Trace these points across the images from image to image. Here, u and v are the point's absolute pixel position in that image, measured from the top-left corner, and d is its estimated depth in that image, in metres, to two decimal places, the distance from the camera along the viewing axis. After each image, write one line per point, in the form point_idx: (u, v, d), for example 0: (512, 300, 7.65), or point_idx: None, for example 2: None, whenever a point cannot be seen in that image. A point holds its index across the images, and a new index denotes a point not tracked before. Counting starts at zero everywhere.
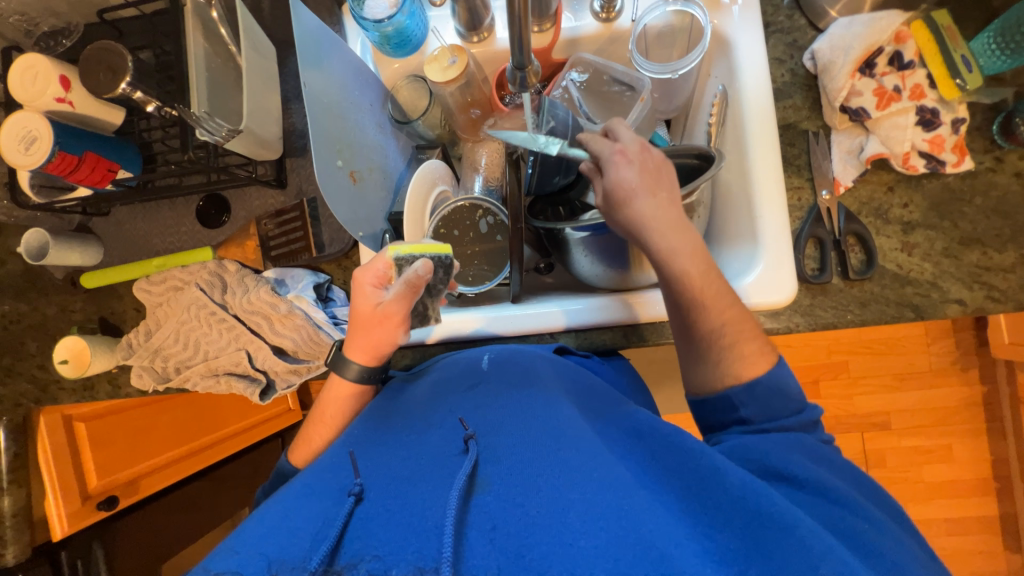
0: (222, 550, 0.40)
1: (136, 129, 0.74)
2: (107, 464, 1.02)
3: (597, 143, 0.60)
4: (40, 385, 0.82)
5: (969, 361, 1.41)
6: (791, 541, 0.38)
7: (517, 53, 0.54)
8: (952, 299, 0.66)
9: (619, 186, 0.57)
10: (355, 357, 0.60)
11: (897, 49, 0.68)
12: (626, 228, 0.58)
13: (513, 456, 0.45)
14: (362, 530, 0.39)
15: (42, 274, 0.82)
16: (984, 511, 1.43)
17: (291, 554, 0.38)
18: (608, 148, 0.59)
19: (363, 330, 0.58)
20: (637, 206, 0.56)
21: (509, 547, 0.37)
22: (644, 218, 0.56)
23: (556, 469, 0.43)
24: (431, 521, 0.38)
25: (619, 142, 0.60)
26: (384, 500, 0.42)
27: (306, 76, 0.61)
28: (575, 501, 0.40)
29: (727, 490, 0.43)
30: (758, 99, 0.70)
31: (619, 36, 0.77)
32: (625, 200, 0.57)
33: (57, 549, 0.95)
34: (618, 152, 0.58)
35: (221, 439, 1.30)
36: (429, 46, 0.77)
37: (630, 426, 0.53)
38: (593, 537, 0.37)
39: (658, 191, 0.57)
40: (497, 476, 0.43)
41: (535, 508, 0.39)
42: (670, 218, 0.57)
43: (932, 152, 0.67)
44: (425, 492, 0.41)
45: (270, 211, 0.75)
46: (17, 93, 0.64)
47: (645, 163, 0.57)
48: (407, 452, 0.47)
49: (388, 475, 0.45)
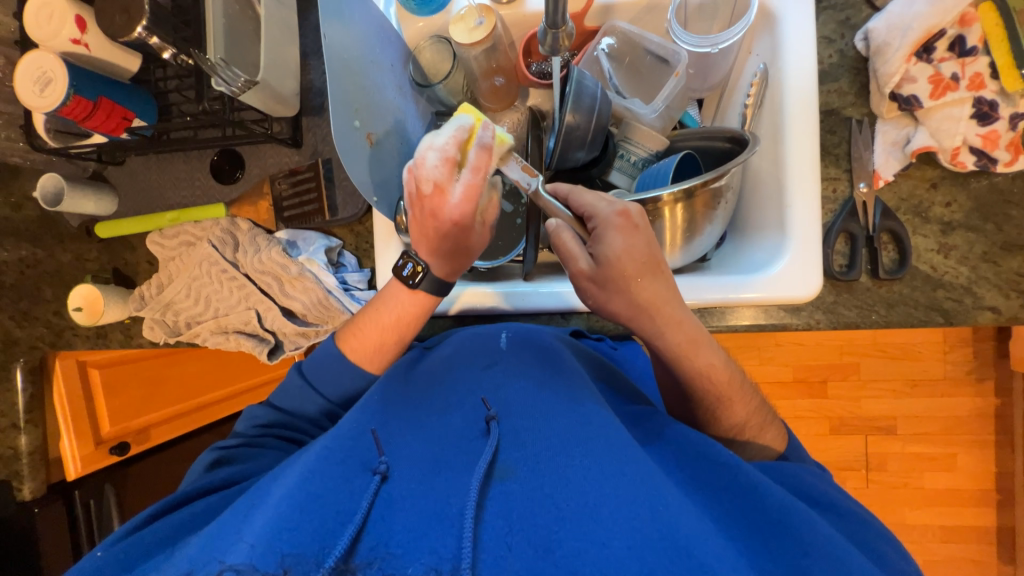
0: (232, 532, 0.38)
1: (152, 78, 0.72)
2: (119, 412, 1.08)
3: (592, 201, 0.55)
4: (55, 331, 0.84)
5: (985, 372, 1.38)
6: (817, 560, 0.39)
7: (551, 10, 0.51)
8: (985, 306, 0.63)
9: (620, 261, 0.51)
10: (436, 268, 0.59)
11: (960, 33, 0.62)
12: (629, 311, 0.53)
13: (540, 443, 0.44)
14: (387, 519, 0.39)
15: (60, 222, 0.82)
16: (981, 521, 1.43)
17: (304, 546, 0.36)
18: (605, 208, 0.54)
19: (461, 251, 0.57)
20: (642, 286, 0.52)
21: (538, 542, 0.37)
22: (652, 301, 0.53)
23: (584, 460, 0.42)
24: (455, 507, 0.39)
25: (613, 200, 0.55)
26: (409, 485, 0.42)
27: (327, 29, 0.58)
28: (606, 496, 0.40)
29: (759, 508, 0.43)
30: (802, 80, 0.66)
31: (658, 4, 0.73)
32: (624, 280, 0.52)
33: (70, 489, 0.99)
34: (618, 214, 0.53)
35: (228, 396, 1.33)
36: (456, 5, 0.73)
37: (660, 421, 0.52)
38: (624, 538, 0.37)
39: (659, 270, 0.53)
40: (522, 462, 0.42)
41: (564, 501, 0.39)
42: (671, 298, 0.54)
43: (985, 149, 0.62)
44: (449, 480, 0.41)
45: (285, 170, 0.73)
46: (31, 32, 0.62)
47: (642, 234, 0.52)
48: (431, 434, 0.47)
49: (412, 457, 0.45)
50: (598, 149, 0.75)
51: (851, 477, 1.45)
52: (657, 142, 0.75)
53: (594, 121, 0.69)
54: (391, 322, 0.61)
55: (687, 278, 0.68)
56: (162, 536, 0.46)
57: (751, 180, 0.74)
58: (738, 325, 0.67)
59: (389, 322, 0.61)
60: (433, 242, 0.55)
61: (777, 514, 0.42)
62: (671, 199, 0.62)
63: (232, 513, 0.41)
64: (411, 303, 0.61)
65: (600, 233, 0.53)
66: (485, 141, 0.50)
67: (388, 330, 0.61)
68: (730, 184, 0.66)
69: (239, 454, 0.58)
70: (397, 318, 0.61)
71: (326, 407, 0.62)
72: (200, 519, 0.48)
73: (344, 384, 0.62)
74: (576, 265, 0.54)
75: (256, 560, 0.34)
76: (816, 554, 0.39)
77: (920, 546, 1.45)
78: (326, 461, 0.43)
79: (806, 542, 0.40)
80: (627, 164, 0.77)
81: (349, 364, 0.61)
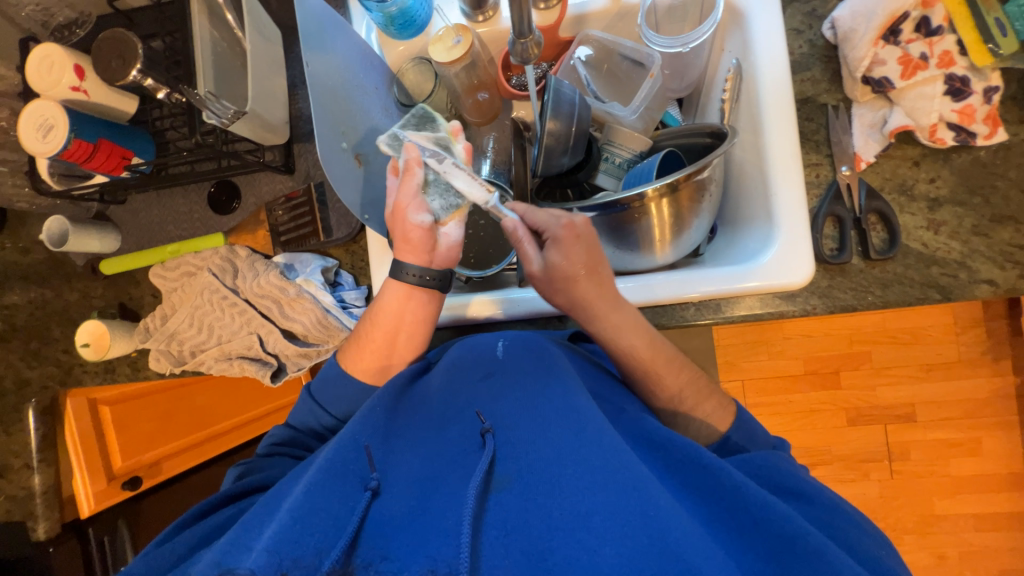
0: (236, 547, 0.38)
1: (149, 117, 0.74)
2: (129, 447, 1.09)
3: (540, 215, 0.59)
4: (64, 368, 0.85)
5: (1000, 351, 1.35)
6: (804, 556, 0.39)
7: (517, 21, 0.54)
8: (981, 279, 0.63)
9: (562, 267, 0.57)
10: (410, 259, 0.60)
11: (924, 14, 0.64)
12: (569, 307, 0.59)
13: (535, 452, 0.44)
14: (384, 531, 0.40)
15: (66, 262, 0.85)
16: (1013, 505, 1.38)
17: (303, 553, 0.37)
18: (552, 221, 0.58)
19: (408, 240, 0.59)
20: (581, 287, 0.57)
21: (532, 550, 0.38)
22: (592, 301, 0.58)
23: (577, 468, 0.42)
24: (451, 520, 0.40)
25: (562, 214, 0.59)
26: (405, 499, 0.43)
27: (309, 58, 0.61)
28: (600, 504, 0.40)
29: (749, 509, 0.42)
30: (775, 71, 0.67)
31: (628, 11, 0.75)
32: (567, 281, 0.57)
33: (84, 526, 1.01)
34: (562, 226, 0.57)
35: (239, 425, 1.34)
36: (434, 27, 0.77)
37: (645, 423, 0.52)
38: (617, 546, 0.38)
39: (599, 273, 0.58)
40: (517, 473, 0.43)
41: (558, 511, 0.40)
42: (610, 296, 0.59)
43: (962, 124, 0.63)
44: (448, 493, 0.42)
45: (280, 196, 0.75)
46: (33, 83, 0.65)
47: (583, 243, 0.57)
48: (428, 448, 0.48)
49: (408, 473, 0.45)
50: (582, 153, 0.76)
51: (873, 468, 1.41)
52: (640, 143, 0.77)
53: (575, 127, 0.71)
54: (389, 337, 0.61)
55: (679, 272, 0.68)
56: (184, 550, 0.47)
57: (736, 173, 0.75)
58: (736, 315, 0.67)
59: (387, 327, 0.61)
60: (414, 246, 0.59)
61: (771, 515, 0.41)
62: (655, 195, 0.63)
63: (239, 528, 0.41)
64: (401, 299, 0.61)
65: (549, 246, 0.58)
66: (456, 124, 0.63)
67: (393, 332, 0.61)
68: (713, 176, 0.67)
69: (258, 463, 0.59)
70: (407, 312, 0.61)
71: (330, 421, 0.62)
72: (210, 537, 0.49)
73: (349, 395, 0.62)
74: (529, 268, 0.58)
75: (256, 569, 0.35)
76: (809, 549, 0.39)
77: (953, 535, 1.40)
78: (331, 470, 0.43)
79: (800, 540, 0.40)
80: (612, 166, 0.79)
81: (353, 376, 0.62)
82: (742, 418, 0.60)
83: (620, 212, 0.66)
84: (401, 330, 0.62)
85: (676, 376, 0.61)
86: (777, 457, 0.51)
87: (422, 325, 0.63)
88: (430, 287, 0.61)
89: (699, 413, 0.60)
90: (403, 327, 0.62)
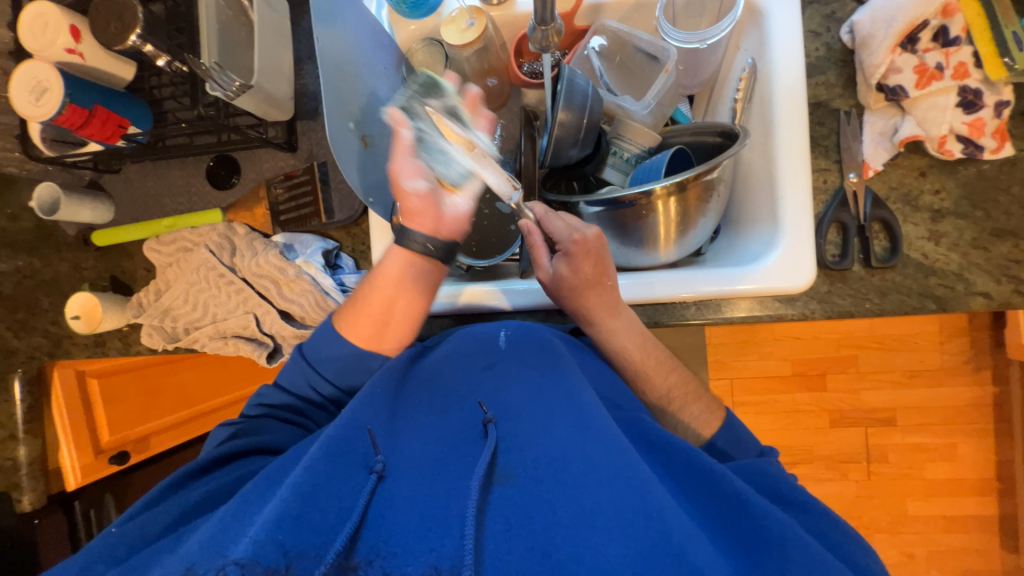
0: (233, 531, 0.37)
1: (146, 85, 0.72)
2: (117, 421, 1.07)
3: (555, 225, 0.62)
4: (53, 340, 0.83)
5: (983, 361, 1.39)
6: (790, 559, 0.40)
7: (540, 7, 0.52)
8: (977, 292, 0.64)
9: (569, 279, 0.60)
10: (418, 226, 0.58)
11: (943, 23, 0.64)
12: (573, 313, 0.63)
13: (538, 448, 0.45)
14: (387, 516, 0.40)
15: (55, 231, 0.82)
16: (982, 510, 1.43)
17: (308, 545, 0.36)
18: (566, 235, 0.61)
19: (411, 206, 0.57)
20: (587, 297, 0.61)
21: (536, 546, 0.38)
22: (595, 308, 0.61)
23: (581, 466, 0.43)
24: (455, 511, 0.40)
25: (576, 228, 0.62)
26: (407, 485, 0.43)
27: (319, 33, 0.59)
28: (602, 503, 0.40)
29: (747, 516, 0.43)
30: (790, 74, 0.67)
31: (646, 3, 0.74)
32: (573, 292, 0.60)
33: (70, 499, 0.99)
34: (574, 240, 0.60)
35: (228, 404, 1.33)
36: (446, 7, 0.74)
37: (647, 424, 0.52)
38: (621, 547, 0.38)
39: (604, 284, 0.61)
40: (520, 468, 0.43)
41: (561, 508, 0.40)
42: (615, 305, 0.62)
43: (971, 137, 0.63)
44: (450, 484, 0.43)
45: (280, 174, 0.73)
46: (26, 42, 0.62)
47: (593, 259, 0.60)
48: (429, 435, 0.48)
49: (409, 458, 0.45)
50: (590, 146, 0.76)
51: (852, 469, 1.45)
52: (649, 138, 0.77)
53: (586, 119, 0.70)
54: (384, 309, 0.59)
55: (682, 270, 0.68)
56: (169, 520, 0.47)
57: (743, 174, 0.75)
58: (734, 317, 0.67)
59: (382, 300, 0.59)
60: (410, 212, 0.58)
61: (765, 519, 0.42)
62: (663, 193, 0.63)
63: (234, 507, 0.40)
64: (403, 268, 0.59)
65: (560, 257, 0.61)
66: (471, 91, 0.61)
67: (390, 302, 0.59)
68: (722, 176, 0.67)
69: (250, 425, 0.58)
70: (407, 281, 0.60)
71: (318, 395, 0.61)
72: (198, 509, 0.48)
73: (348, 365, 0.59)
74: (540, 274, 0.62)
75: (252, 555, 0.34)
76: (798, 552, 0.40)
77: (924, 536, 1.45)
78: (332, 450, 0.43)
79: (787, 542, 0.41)
80: (620, 160, 0.78)
81: (348, 348, 0.59)
82: (736, 420, 0.61)
83: (627, 208, 0.66)
84: (396, 305, 0.59)
85: (667, 376, 0.63)
86: (769, 467, 0.53)
87: (419, 298, 0.61)
88: (435, 258, 0.59)
89: (692, 413, 0.61)
90: (399, 301, 0.60)
